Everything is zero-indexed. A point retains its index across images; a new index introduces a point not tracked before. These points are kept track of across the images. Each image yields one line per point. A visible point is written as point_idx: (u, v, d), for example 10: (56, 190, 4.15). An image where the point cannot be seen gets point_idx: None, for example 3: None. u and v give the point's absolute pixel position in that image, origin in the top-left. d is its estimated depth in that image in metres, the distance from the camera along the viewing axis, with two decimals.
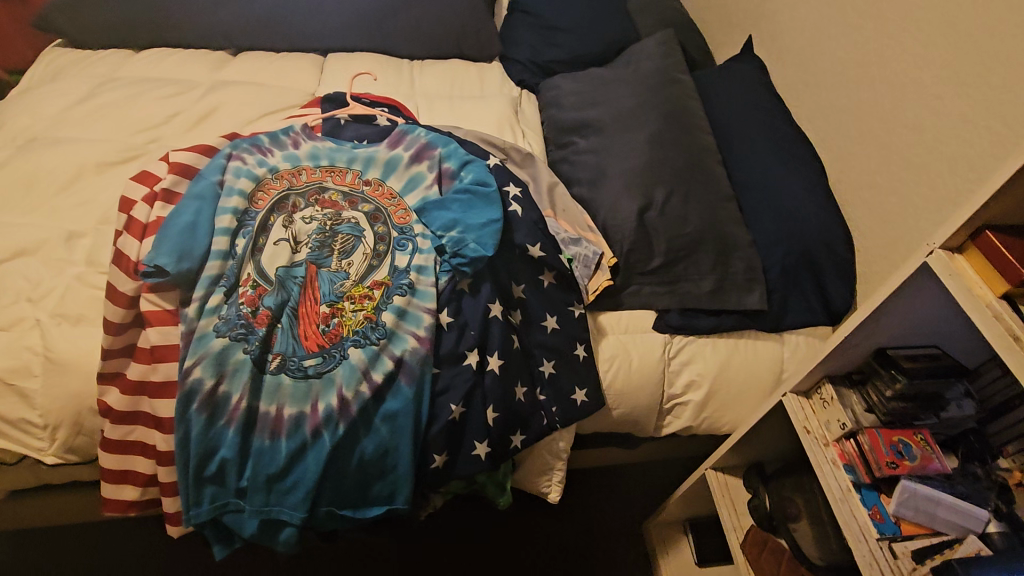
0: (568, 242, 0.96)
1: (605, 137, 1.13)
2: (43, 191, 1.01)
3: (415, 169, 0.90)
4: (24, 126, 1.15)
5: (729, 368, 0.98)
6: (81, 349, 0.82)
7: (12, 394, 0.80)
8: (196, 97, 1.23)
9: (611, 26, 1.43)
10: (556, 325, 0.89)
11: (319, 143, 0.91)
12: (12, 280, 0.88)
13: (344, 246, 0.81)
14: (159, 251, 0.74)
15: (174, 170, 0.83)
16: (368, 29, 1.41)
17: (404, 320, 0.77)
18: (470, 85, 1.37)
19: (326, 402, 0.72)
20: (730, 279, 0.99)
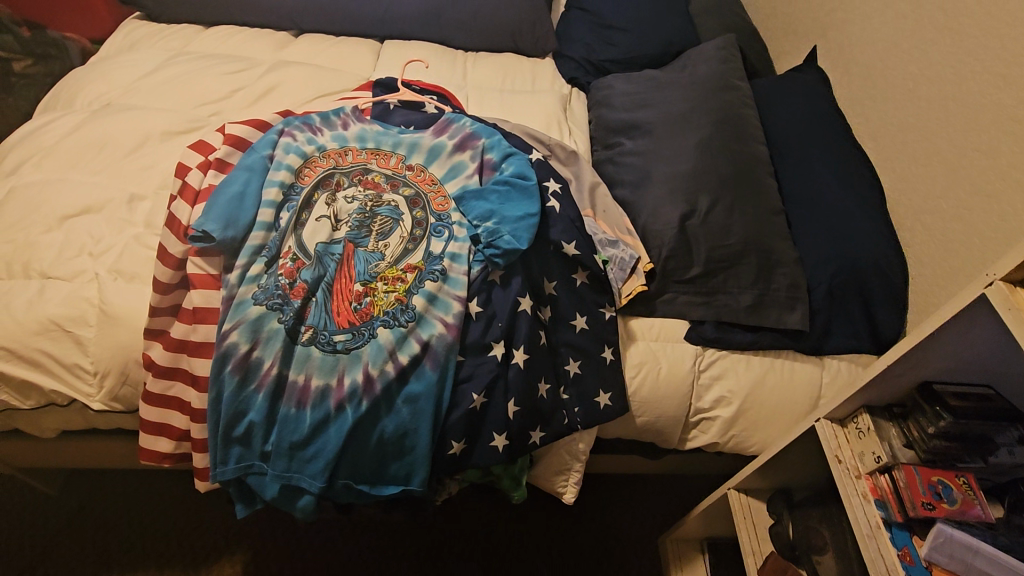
0: (606, 243, 0.95)
1: (653, 140, 1.11)
2: (112, 153, 1.08)
3: (458, 158, 0.90)
4: (100, 91, 1.22)
5: (762, 389, 0.95)
6: (136, 305, 0.88)
7: (68, 339, 0.86)
8: (257, 75, 1.29)
9: (670, 28, 1.40)
10: (584, 325, 0.88)
11: (367, 126, 0.92)
12: (77, 234, 0.94)
13: (382, 227, 0.82)
14: (208, 218, 0.76)
15: (229, 142, 0.85)
16: (426, 18, 1.42)
17: (434, 305, 0.77)
18: (522, 78, 1.37)
19: (352, 377, 0.74)
20: (771, 295, 0.96)
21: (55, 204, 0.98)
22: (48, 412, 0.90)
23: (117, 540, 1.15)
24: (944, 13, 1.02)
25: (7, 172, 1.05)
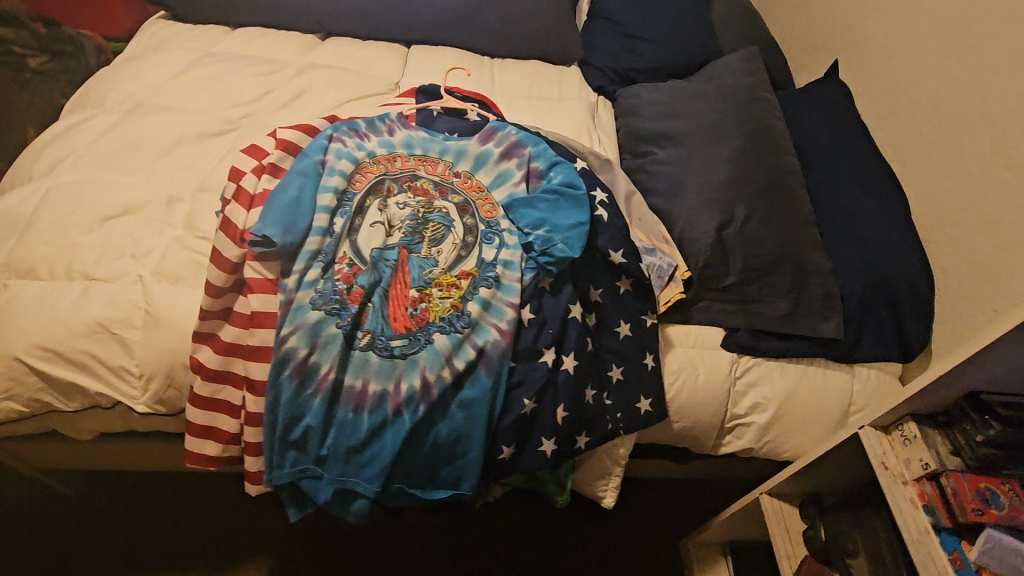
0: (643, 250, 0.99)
1: (685, 149, 1.13)
2: (147, 154, 1.08)
3: (505, 165, 0.91)
4: (130, 91, 1.22)
5: (796, 395, 0.97)
6: (181, 308, 0.88)
7: (113, 341, 0.86)
8: (288, 77, 1.29)
9: (694, 39, 1.42)
10: (628, 332, 0.90)
11: (412, 132, 0.93)
12: (117, 235, 0.94)
13: (434, 234, 0.82)
14: (267, 223, 0.76)
15: (281, 146, 0.85)
16: (455, 24, 1.43)
17: (488, 312, 0.78)
18: (549, 86, 1.39)
19: (409, 383, 0.74)
20: (806, 304, 0.98)
21: (93, 204, 0.97)
22: (88, 413, 0.90)
23: (143, 543, 1.14)
24: (970, 32, 1.05)
25: (43, 171, 1.04)
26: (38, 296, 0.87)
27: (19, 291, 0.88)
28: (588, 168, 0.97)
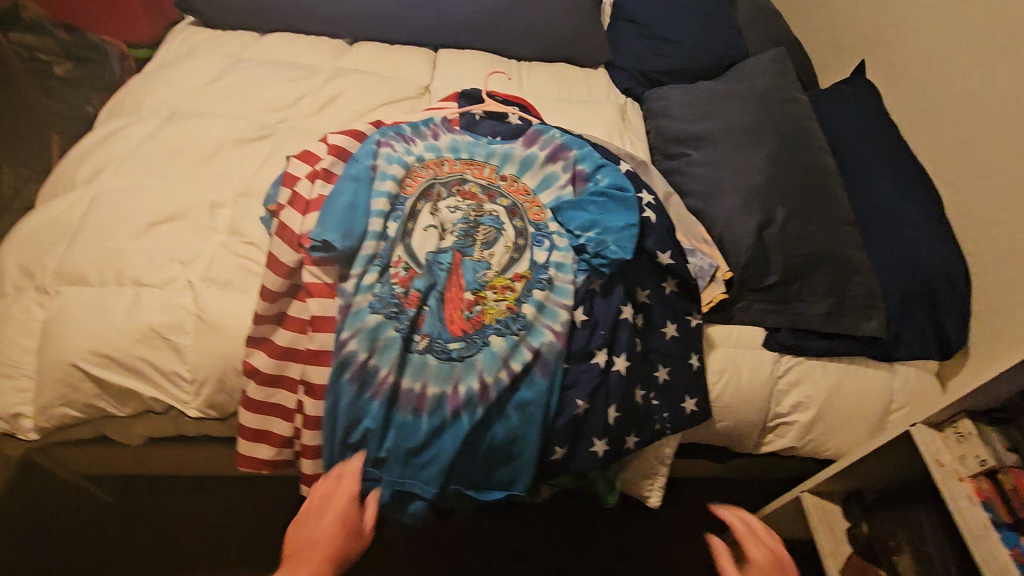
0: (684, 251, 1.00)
1: (720, 150, 1.13)
2: (187, 160, 1.08)
3: (551, 168, 0.91)
4: (166, 97, 1.23)
5: (839, 394, 0.98)
6: (232, 313, 0.88)
7: (166, 346, 0.86)
8: (320, 82, 1.29)
9: (721, 40, 1.43)
10: (674, 333, 0.90)
11: (457, 136, 0.94)
12: (165, 241, 0.95)
13: (486, 237, 0.83)
14: (326, 229, 0.77)
15: (333, 152, 0.86)
16: (482, 28, 1.43)
17: (542, 314, 0.79)
18: (578, 88, 1.40)
19: (467, 385, 0.75)
20: (848, 303, 0.99)
21: (140, 211, 0.98)
22: (140, 418, 0.90)
23: (183, 547, 1.15)
24: (1003, 31, 1.05)
25: (86, 178, 1.05)
26: (91, 302, 0.88)
27: (71, 298, 0.89)
28: (631, 171, 0.98)
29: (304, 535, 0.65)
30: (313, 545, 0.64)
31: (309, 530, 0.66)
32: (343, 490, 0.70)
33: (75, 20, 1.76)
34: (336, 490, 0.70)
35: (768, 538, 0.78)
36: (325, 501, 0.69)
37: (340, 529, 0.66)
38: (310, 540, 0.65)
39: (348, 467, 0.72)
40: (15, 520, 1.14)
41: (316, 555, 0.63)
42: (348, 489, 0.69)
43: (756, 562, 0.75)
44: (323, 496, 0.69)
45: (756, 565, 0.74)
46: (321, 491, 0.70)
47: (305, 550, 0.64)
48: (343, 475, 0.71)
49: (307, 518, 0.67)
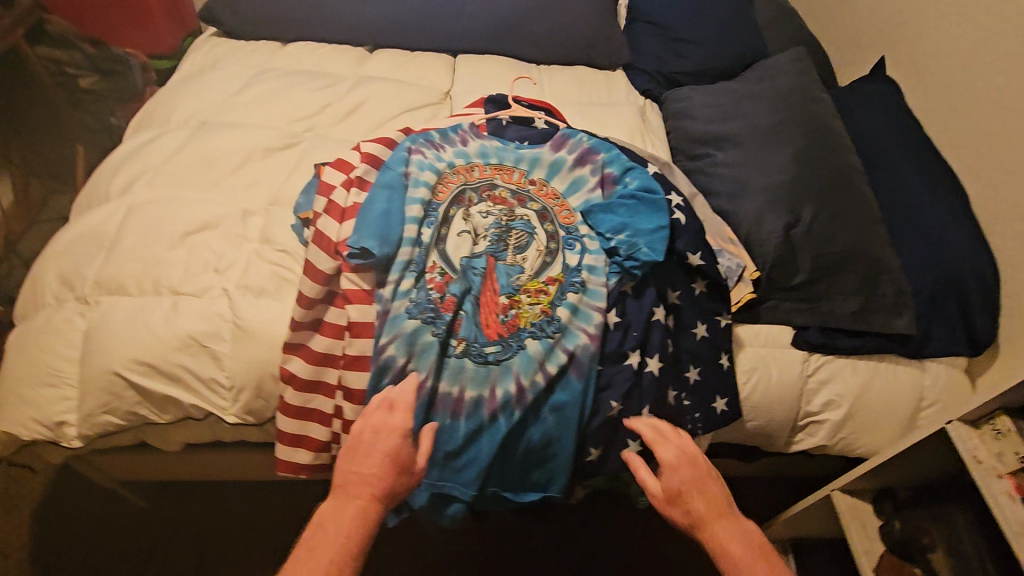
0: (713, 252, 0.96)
1: (744, 150, 1.14)
2: (218, 171, 1.11)
3: (579, 172, 0.92)
4: (195, 109, 1.25)
5: (869, 392, 0.98)
6: (269, 320, 0.90)
7: (205, 354, 0.88)
8: (344, 90, 1.32)
9: (740, 39, 1.43)
10: (704, 333, 0.91)
11: (486, 142, 0.95)
12: (200, 250, 0.97)
13: (518, 241, 0.84)
14: (364, 236, 0.78)
15: (366, 160, 0.88)
16: (502, 33, 1.45)
17: (576, 317, 0.80)
18: (598, 90, 1.40)
19: (504, 388, 0.76)
20: (877, 301, 0.98)
21: (175, 220, 1.00)
22: (179, 425, 0.92)
23: (216, 549, 1.17)
24: None
25: (120, 189, 1.08)
26: (131, 310, 0.90)
27: (111, 307, 0.91)
28: (658, 172, 0.98)
29: (350, 469, 0.66)
30: (360, 483, 0.65)
31: (356, 465, 0.66)
32: (394, 427, 0.68)
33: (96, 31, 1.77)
34: (388, 425, 0.69)
35: (680, 437, 0.76)
36: (376, 435, 0.68)
37: (387, 470, 0.66)
38: (357, 476, 0.65)
39: (400, 400, 0.71)
40: (56, 522, 1.17)
41: (362, 495, 0.64)
42: (398, 431, 0.68)
43: (670, 463, 0.74)
44: (374, 430, 0.68)
45: (670, 468, 0.73)
46: (373, 422, 0.69)
47: (351, 484, 0.65)
48: (396, 412, 0.69)
49: (357, 450, 0.67)
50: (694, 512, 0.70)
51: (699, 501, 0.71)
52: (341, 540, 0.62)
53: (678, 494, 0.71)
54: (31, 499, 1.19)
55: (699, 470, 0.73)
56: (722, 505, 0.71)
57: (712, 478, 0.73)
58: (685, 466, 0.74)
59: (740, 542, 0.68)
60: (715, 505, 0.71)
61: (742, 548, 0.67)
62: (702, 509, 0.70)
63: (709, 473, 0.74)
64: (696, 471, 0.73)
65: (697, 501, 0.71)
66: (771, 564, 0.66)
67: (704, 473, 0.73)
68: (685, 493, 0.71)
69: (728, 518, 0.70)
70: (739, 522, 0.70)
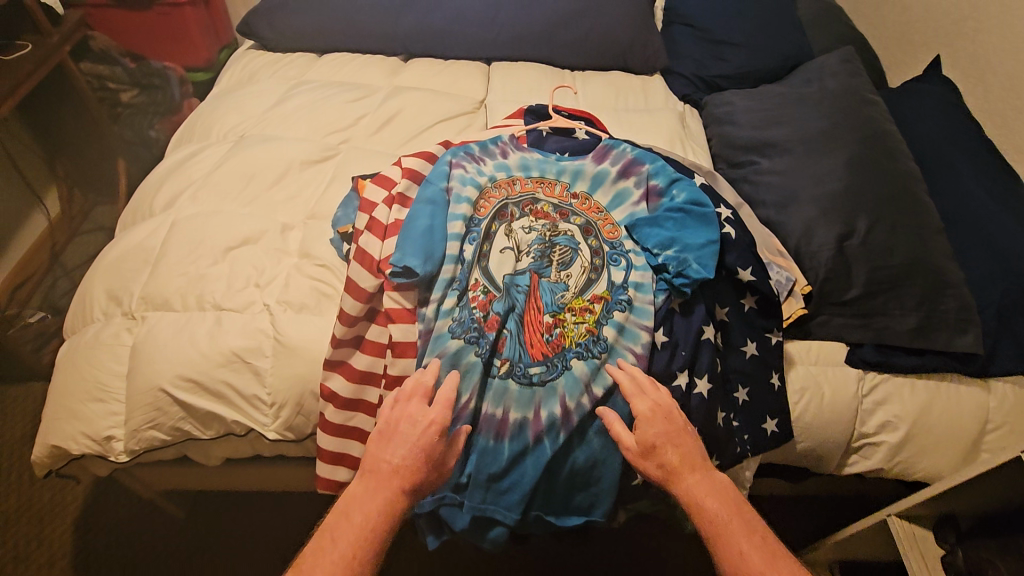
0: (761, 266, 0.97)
1: (792, 158, 1.09)
2: (258, 185, 1.12)
3: (622, 184, 0.90)
4: (235, 123, 1.27)
5: (931, 413, 0.93)
6: (311, 336, 0.90)
7: (247, 370, 0.88)
8: (379, 101, 1.33)
9: (784, 40, 1.38)
10: (754, 351, 0.87)
11: (526, 154, 0.93)
12: (242, 265, 0.98)
13: (562, 257, 0.82)
14: (407, 255, 0.77)
15: (407, 175, 0.87)
16: (537, 41, 1.43)
17: (622, 336, 0.78)
18: (635, 96, 1.37)
19: (549, 410, 0.74)
20: (939, 317, 0.93)
21: (217, 236, 1.02)
22: (221, 441, 0.92)
23: (252, 562, 1.17)
24: None
25: (163, 205, 1.09)
26: (177, 326, 0.91)
27: (157, 324, 0.92)
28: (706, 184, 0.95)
29: (380, 456, 0.68)
30: (389, 475, 0.66)
31: (387, 454, 0.67)
32: (431, 421, 0.69)
33: (137, 46, 1.92)
34: (425, 418, 0.69)
35: (658, 391, 0.73)
36: (409, 428, 0.69)
37: (418, 462, 0.67)
38: (387, 466, 0.67)
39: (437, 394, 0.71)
40: (98, 529, 1.20)
41: (390, 487, 0.66)
42: (434, 426, 0.68)
43: (644, 417, 0.71)
44: (409, 421, 0.69)
45: (645, 422, 0.70)
46: (409, 413, 0.70)
47: (379, 472, 0.67)
48: (433, 406, 0.70)
49: (390, 439, 0.69)
50: (668, 466, 0.69)
51: (674, 455, 0.69)
52: (364, 528, 0.64)
53: (653, 449, 0.69)
54: (76, 502, 1.23)
55: (675, 425, 0.71)
56: (694, 458, 0.70)
57: (685, 430, 0.71)
58: (661, 421, 0.71)
59: (715, 497, 0.67)
60: (689, 461, 0.69)
61: (713, 500, 0.67)
62: (676, 463, 0.69)
63: (684, 428, 0.72)
64: (672, 427, 0.71)
65: (670, 455, 0.69)
66: (741, 517, 0.66)
67: (679, 428, 0.71)
68: (659, 448, 0.69)
69: (701, 474, 0.69)
70: (710, 475, 0.69)
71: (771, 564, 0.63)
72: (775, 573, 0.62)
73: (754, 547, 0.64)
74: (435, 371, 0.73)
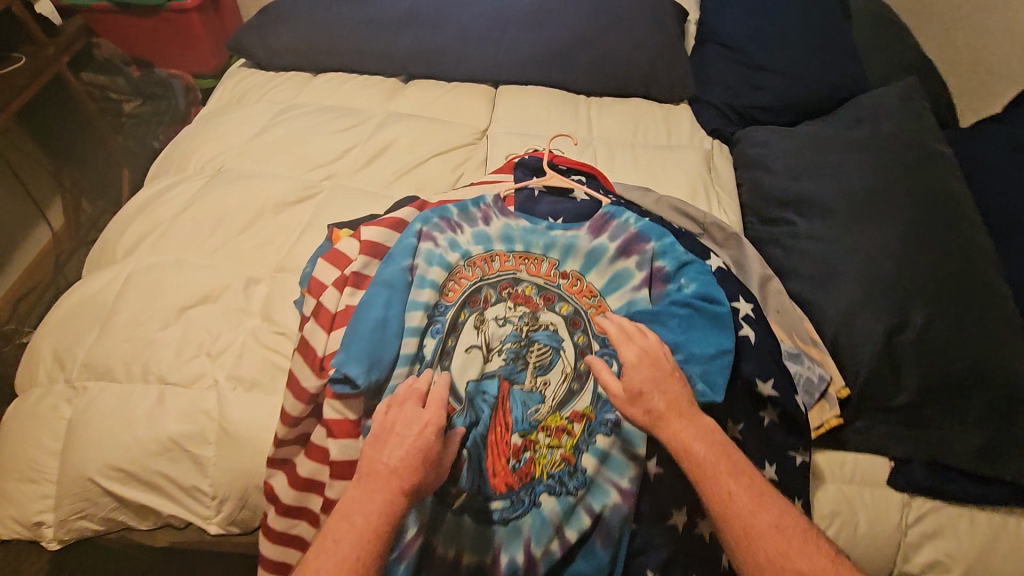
0: (787, 357, 0.81)
1: (834, 221, 0.92)
2: (226, 231, 1.02)
3: (622, 264, 0.75)
4: (212, 154, 1.16)
5: (993, 556, 0.76)
6: (259, 422, 0.80)
7: (186, 459, 0.79)
8: (370, 130, 1.20)
9: (834, 67, 1.19)
10: (774, 476, 0.71)
11: (511, 221, 0.79)
12: (195, 330, 0.88)
13: (540, 359, 0.69)
14: (349, 360, 0.64)
15: (366, 250, 0.73)
16: (548, 63, 1.28)
17: (606, 465, 0.64)
18: (656, 130, 1.20)
19: (511, 555, 0.62)
20: (1012, 439, 0.75)
21: (173, 292, 0.92)
22: (163, 530, 0.83)
23: None
24: None
25: (124, 251, 1.00)
26: (117, 401, 0.82)
27: (97, 396, 0.83)
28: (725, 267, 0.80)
29: (375, 459, 0.56)
30: (387, 475, 0.55)
31: (383, 456, 0.56)
32: (428, 419, 0.58)
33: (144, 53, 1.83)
34: (421, 419, 0.59)
35: (647, 338, 0.66)
36: (406, 428, 0.58)
37: (417, 461, 0.56)
38: (384, 468, 0.55)
39: (432, 395, 0.61)
40: None
41: (389, 488, 0.54)
42: (432, 426, 0.58)
43: (630, 363, 0.63)
44: (404, 421, 0.59)
45: (630, 368, 0.63)
46: (404, 414, 0.59)
47: (374, 475, 0.55)
48: (429, 407, 0.60)
49: (386, 438, 0.57)
50: (654, 411, 0.60)
51: (660, 401, 0.61)
52: (366, 532, 0.51)
53: (639, 395, 0.61)
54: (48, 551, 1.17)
55: (662, 371, 0.62)
56: (682, 403, 0.61)
57: (674, 376, 0.63)
58: (647, 367, 0.63)
59: (704, 442, 0.58)
60: (676, 405, 0.60)
61: (700, 444, 0.58)
62: (663, 408, 0.60)
63: (672, 373, 0.63)
64: (659, 372, 0.63)
65: (655, 400, 0.61)
66: (730, 461, 0.57)
67: (667, 373, 0.63)
68: (646, 395, 0.60)
69: (688, 419, 0.60)
70: (699, 420, 0.60)
71: (763, 506, 0.54)
72: (766, 512, 0.53)
73: (744, 489, 0.55)
74: (428, 376, 0.63)
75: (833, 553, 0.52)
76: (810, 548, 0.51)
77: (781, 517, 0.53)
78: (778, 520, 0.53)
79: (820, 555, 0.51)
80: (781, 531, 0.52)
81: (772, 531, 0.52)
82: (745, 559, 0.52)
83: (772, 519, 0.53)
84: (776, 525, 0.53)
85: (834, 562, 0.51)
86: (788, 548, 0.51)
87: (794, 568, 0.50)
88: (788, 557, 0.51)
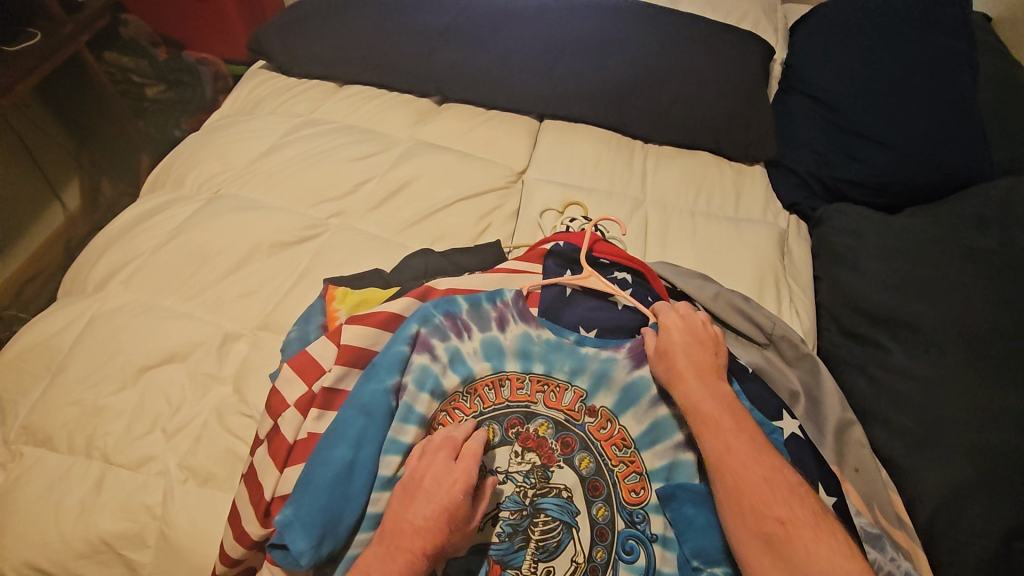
0: (869, 538, 0.61)
1: (940, 357, 0.72)
2: (209, 272, 0.88)
3: (664, 411, 0.59)
4: (211, 173, 1.03)
5: None
6: (200, 530, 0.66)
7: (118, 563, 0.67)
8: (391, 160, 1.04)
9: (956, 139, 0.97)
10: None
11: (532, 328, 0.63)
12: (151, 398, 0.75)
13: (546, 538, 0.54)
14: (295, 523, 0.51)
15: (342, 359, 0.60)
16: (604, 102, 1.10)
17: None
18: (722, 196, 1.02)
19: None
20: None
21: (134, 348, 0.79)
22: None
23: None
24: None
25: (96, 284, 0.89)
26: (51, 479, 0.71)
27: (33, 466, 0.72)
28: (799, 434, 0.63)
29: (401, 517, 0.50)
30: (408, 535, 0.48)
31: (408, 513, 0.50)
32: (457, 476, 0.50)
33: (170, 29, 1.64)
34: (450, 475, 0.51)
35: (692, 314, 0.63)
36: (435, 484, 0.51)
37: (441, 520, 0.49)
38: (407, 527, 0.49)
39: (467, 447, 0.53)
40: None
41: (411, 549, 0.48)
42: (460, 485, 0.50)
43: (666, 326, 0.61)
44: (433, 474, 0.51)
45: (665, 328, 0.61)
46: (434, 466, 0.52)
47: (398, 534, 0.49)
48: (458, 462, 0.52)
49: (414, 494, 0.51)
50: (675, 366, 0.58)
51: (684, 359, 0.58)
52: None
53: (665, 350, 0.59)
54: None
55: (695, 338, 0.60)
56: (706, 366, 0.58)
57: (707, 347, 0.60)
58: (681, 330, 0.61)
59: (716, 403, 0.55)
60: (699, 368, 0.57)
61: (710, 402, 0.55)
62: (685, 364, 0.57)
63: (708, 345, 0.60)
64: (694, 338, 0.60)
65: (679, 357, 0.58)
66: (736, 418, 0.54)
67: (701, 343, 0.60)
68: (673, 351, 0.59)
69: (710, 382, 0.57)
70: (718, 386, 0.57)
71: (759, 459, 0.51)
72: (760, 468, 0.50)
73: (744, 445, 0.51)
74: (468, 426, 0.55)
75: (822, 513, 0.49)
76: (795, 501, 0.48)
77: (773, 472, 0.50)
78: (769, 474, 0.50)
79: (804, 511, 0.48)
80: (770, 485, 0.49)
81: (761, 483, 0.49)
82: (728, 506, 0.50)
83: (763, 471, 0.50)
84: (765, 478, 0.49)
85: (816, 518, 0.48)
86: (772, 499, 0.48)
87: (773, 516, 0.47)
88: (771, 507, 0.48)
